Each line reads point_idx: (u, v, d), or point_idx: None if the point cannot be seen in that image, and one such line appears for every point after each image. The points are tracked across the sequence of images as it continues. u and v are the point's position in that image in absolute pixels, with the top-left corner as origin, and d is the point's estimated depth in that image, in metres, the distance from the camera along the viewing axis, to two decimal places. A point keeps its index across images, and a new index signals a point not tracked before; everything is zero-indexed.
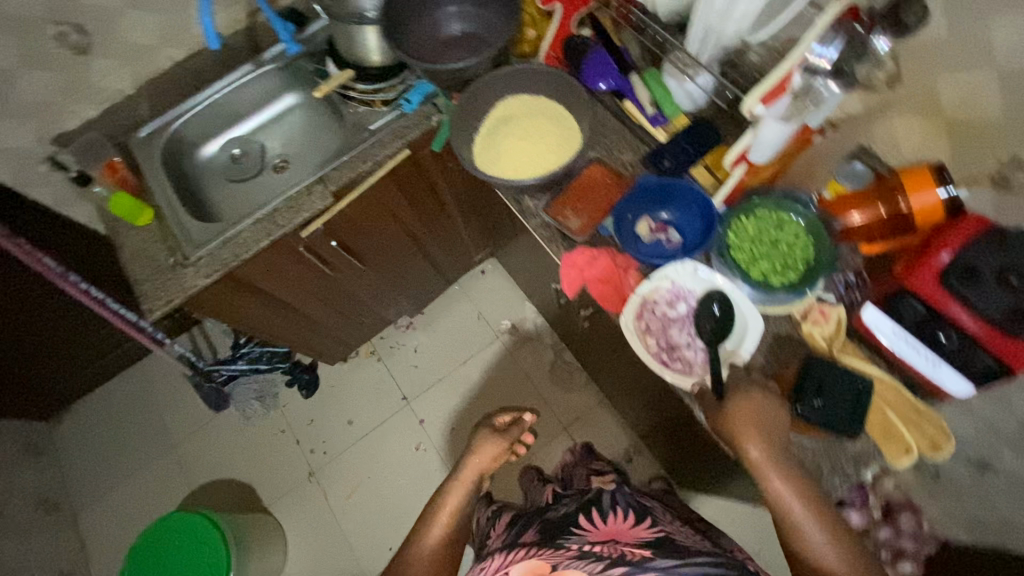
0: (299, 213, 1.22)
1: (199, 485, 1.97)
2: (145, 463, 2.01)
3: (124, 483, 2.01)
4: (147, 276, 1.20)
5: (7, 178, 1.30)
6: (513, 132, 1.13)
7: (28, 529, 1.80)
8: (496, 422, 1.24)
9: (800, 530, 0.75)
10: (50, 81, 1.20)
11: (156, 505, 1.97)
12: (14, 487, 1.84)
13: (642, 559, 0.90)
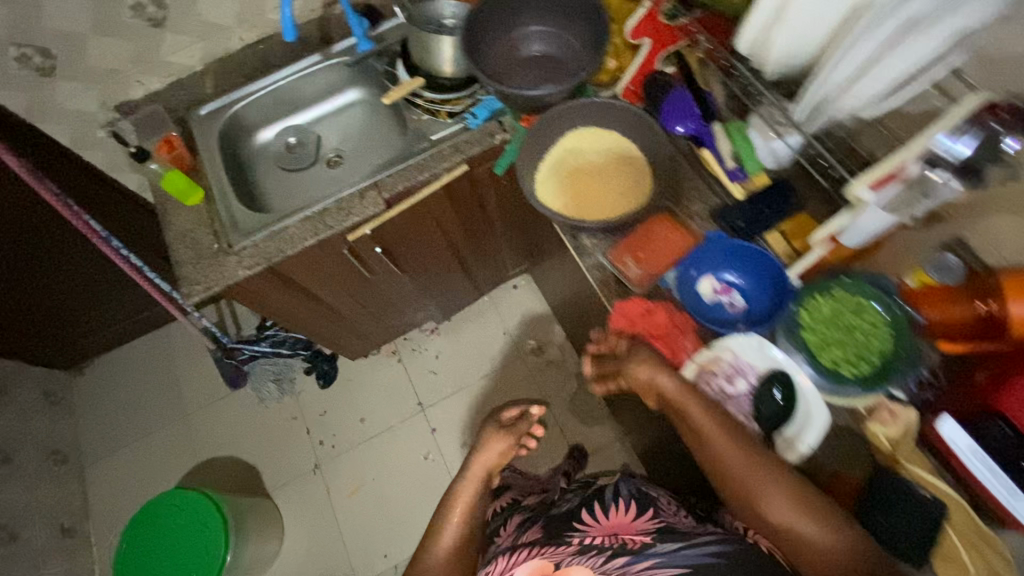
0: (349, 216, 1.19)
1: (205, 459, 1.97)
2: (156, 428, 2.01)
3: (133, 444, 2.02)
4: (189, 258, 1.19)
5: (66, 139, 1.29)
6: (579, 169, 1.09)
7: (37, 478, 1.82)
8: (502, 416, 1.14)
9: (721, 453, 0.81)
10: (121, 50, 1.19)
11: (160, 472, 1.97)
12: (29, 434, 1.86)
13: (643, 546, 0.86)
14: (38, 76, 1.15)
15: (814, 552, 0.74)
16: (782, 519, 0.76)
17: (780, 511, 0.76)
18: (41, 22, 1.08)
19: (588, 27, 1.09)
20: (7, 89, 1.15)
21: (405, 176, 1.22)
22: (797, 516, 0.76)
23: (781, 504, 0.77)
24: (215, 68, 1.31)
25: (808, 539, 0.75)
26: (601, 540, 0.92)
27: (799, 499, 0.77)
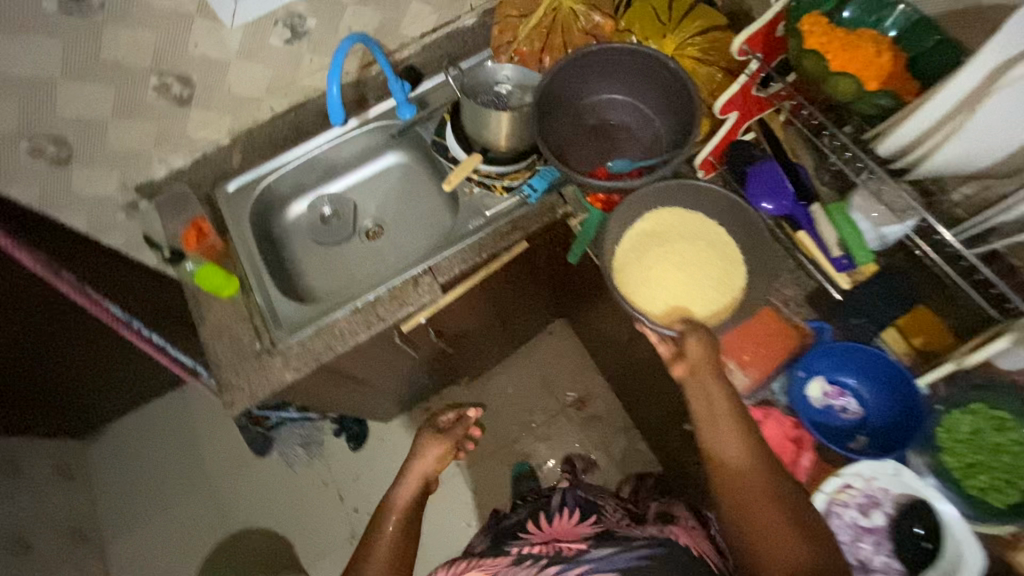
0: (403, 307, 1.09)
1: (233, 531, 1.85)
2: (179, 498, 1.90)
3: (155, 517, 1.89)
4: (229, 359, 1.07)
5: (83, 225, 1.17)
6: (663, 258, 0.97)
7: (58, 564, 1.69)
8: (439, 422, 1.21)
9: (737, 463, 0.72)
10: (143, 131, 1.06)
11: (186, 547, 1.85)
12: (44, 516, 1.73)
13: (579, 553, 0.85)
14: (53, 165, 1.03)
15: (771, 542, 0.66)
16: (749, 499, 0.69)
17: (753, 492, 0.69)
18: (56, 111, 0.95)
19: (678, 100, 0.97)
20: (18, 181, 1.02)
21: (462, 258, 1.11)
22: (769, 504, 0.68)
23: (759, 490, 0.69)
24: (243, 140, 1.20)
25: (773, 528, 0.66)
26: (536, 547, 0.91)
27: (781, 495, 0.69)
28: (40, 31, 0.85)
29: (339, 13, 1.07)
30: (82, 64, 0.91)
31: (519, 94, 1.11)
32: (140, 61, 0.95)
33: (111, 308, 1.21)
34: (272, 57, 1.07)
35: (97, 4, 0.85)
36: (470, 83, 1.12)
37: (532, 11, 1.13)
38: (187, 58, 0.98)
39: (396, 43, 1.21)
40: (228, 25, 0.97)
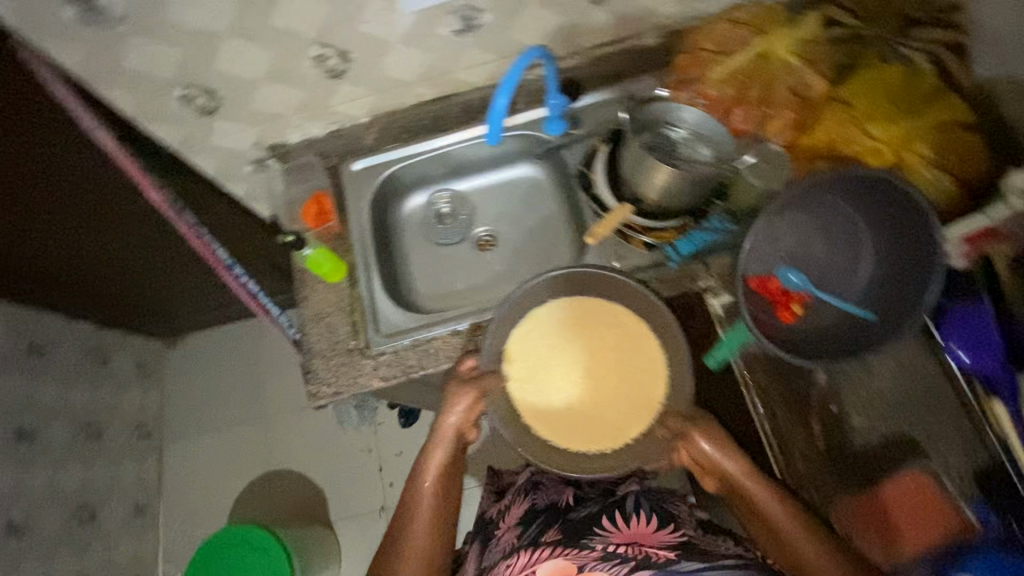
0: None
1: (277, 468, 1.92)
2: (235, 422, 1.99)
3: (211, 433, 1.99)
4: (320, 348, 1.03)
5: (211, 171, 1.15)
6: (554, 384, 0.92)
7: (121, 455, 1.82)
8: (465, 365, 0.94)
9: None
10: (289, 96, 1.01)
11: (231, 470, 1.94)
12: (118, 408, 1.85)
13: (668, 562, 0.79)
14: (198, 115, 1.00)
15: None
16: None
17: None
18: (213, 66, 0.91)
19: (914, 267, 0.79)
20: (163, 123, 1.00)
21: None
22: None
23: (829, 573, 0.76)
24: (382, 120, 1.13)
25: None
26: (627, 552, 0.83)
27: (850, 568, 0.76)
28: None
29: (517, 11, 0.95)
30: (249, 25, 0.85)
31: (691, 147, 0.96)
32: (305, 31, 0.88)
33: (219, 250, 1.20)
34: (435, 46, 0.98)
35: None
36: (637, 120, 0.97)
37: (733, 50, 0.96)
38: (352, 35, 0.91)
39: (564, 49, 1.08)
40: (402, 7, 0.88)
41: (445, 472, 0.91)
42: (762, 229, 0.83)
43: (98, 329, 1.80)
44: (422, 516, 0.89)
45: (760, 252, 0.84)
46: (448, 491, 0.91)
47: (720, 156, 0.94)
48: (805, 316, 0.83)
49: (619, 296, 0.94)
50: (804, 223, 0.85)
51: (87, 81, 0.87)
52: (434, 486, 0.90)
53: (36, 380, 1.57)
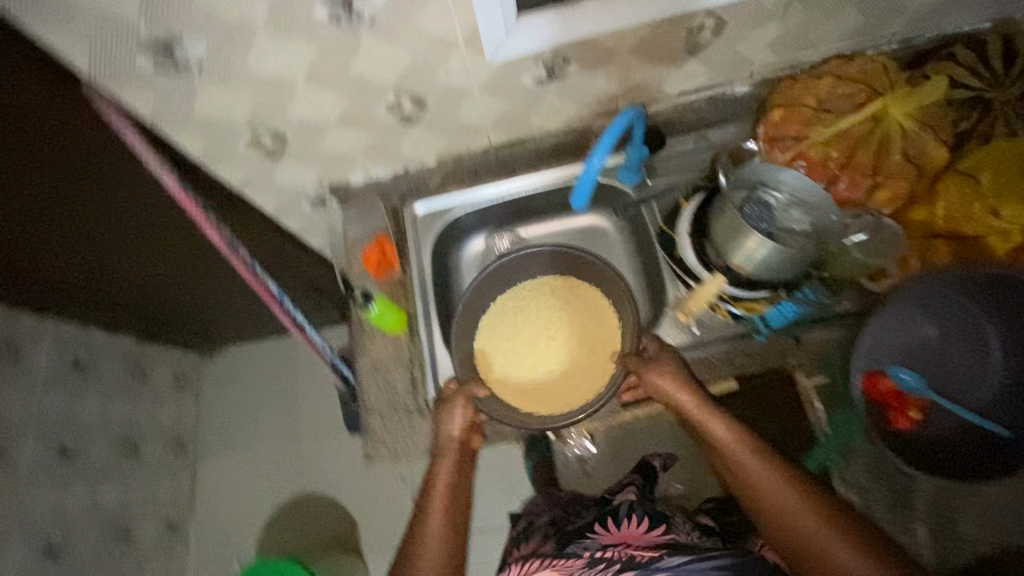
0: (573, 414, 0.94)
1: (310, 491, 1.90)
2: (270, 441, 1.97)
3: (245, 450, 1.97)
4: (377, 404, 0.98)
5: (270, 207, 1.12)
6: (503, 366, 1.03)
7: (156, 470, 1.81)
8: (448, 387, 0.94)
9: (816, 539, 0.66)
10: (357, 138, 0.96)
11: (263, 490, 1.92)
12: (156, 422, 1.84)
13: (652, 558, 0.71)
14: (264, 156, 0.95)
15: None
16: (808, 544, 0.66)
17: (808, 541, 0.66)
18: (285, 111, 0.86)
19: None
20: (228, 164, 0.95)
21: None
22: (836, 547, 0.65)
23: (813, 525, 0.67)
24: (449, 162, 1.07)
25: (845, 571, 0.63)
26: (608, 553, 0.75)
27: (841, 526, 0.66)
28: (301, 37, 0.73)
29: (607, 59, 0.88)
30: (327, 73, 0.80)
31: (792, 214, 0.88)
32: (384, 79, 0.83)
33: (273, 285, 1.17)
34: (515, 93, 0.92)
35: (367, 20, 0.72)
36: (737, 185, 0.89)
37: (842, 110, 0.88)
38: (432, 83, 0.85)
39: (647, 97, 1.01)
40: (487, 58, 0.82)
41: (454, 471, 0.86)
42: (879, 325, 0.83)
43: (140, 345, 1.79)
44: (432, 513, 0.80)
45: (874, 349, 0.82)
46: (457, 489, 0.84)
47: (823, 226, 0.87)
48: (924, 422, 0.80)
49: (545, 273, 1.07)
50: (918, 321, 0.83)
51: (156, 126, 0.83)
52: (444, 483, 0.84)
53: (79, 399, 1.57)
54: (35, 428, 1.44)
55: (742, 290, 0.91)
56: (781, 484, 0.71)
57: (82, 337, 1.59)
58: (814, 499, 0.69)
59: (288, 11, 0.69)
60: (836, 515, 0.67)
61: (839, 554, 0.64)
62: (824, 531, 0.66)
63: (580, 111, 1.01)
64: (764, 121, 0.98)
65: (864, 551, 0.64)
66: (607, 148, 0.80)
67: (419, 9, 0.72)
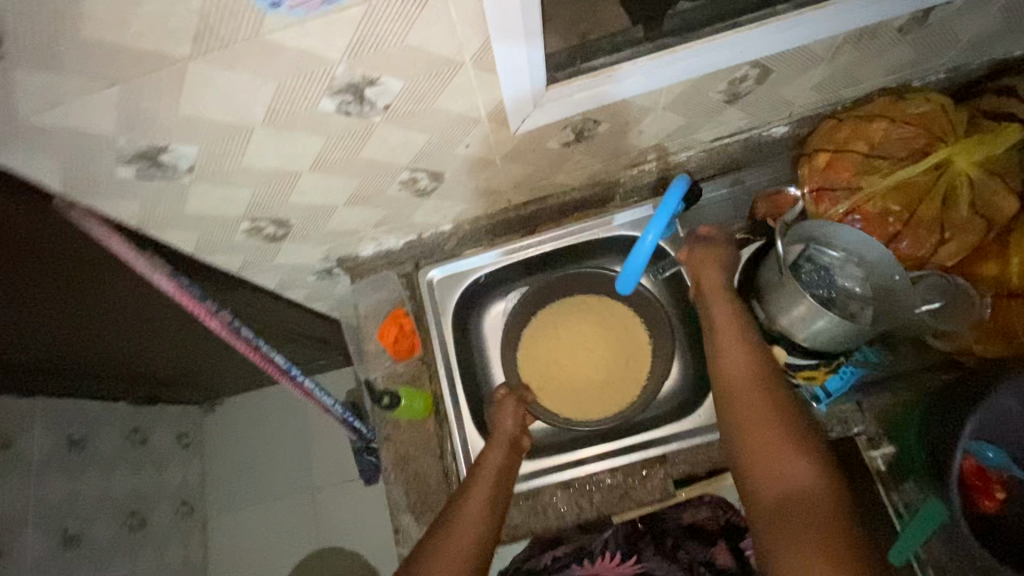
0: (625, 500, 0.87)
1: (330, 546, 1.82)
2: (284, 494, 1.89)
3: (258, 505, 1.88)
4: (410, 500, 0.91)
5: (272, 284, 1.02)
6: (538, 376, 0.98)
7: (166, 537, 1.71)
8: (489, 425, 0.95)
9: (780, 464, 0.63)
10: (367, 215, 0.87)
11: (280, 546, 1.83)
12: (161, 486, 1.74)
13: None
14: (265, 242, 0.86)
15: (783, 488, 0.61)
16: (761, 453, 0.65)
17: (765, 442, 0.65)
18: (288, 200, 0.77)
19: None
20: (225, 253, 0.86)
21: (709, 456, 0.88)
22: (786, 457, 0.63)
23: (772, 433, 0.66)
24: (466, 226, 0.99)
25: (787, 477, 0.62)
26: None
27: (800, 443, 0.64)
28: (306, 130, 0.64)
29: (640, 118, 0.80)
30: (336, 161, 0.71)
31: (847, 272, 0.82)
32: (399, 159, 0.74)
33: (277, 361, 1.08)
34: (539, 158, 0.84)
35: (382, 107, 0.63)
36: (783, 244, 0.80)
37: (899, 156, 0.81)
38: (451, 157, 0.77)
39: (679, 146, 0.93)
40: (513, 129, 0.74)
41: (499, 468, 0.83)
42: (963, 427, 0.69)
43: (137, 409, 1.68)
44: (467, 499, 0.77)
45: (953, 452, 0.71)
46: (497, 486, 0.80)
47: (884, 285, 0.79)
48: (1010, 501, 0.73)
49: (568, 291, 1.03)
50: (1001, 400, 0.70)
51: (143, 228, 0.73)
52: (486, 477, 0.81)
53: (77, 479, 1.47)
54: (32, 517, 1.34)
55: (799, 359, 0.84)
56: (761, 396, 0.70)
57: (78, 410, 1.50)
58: (793, 420, 0.67)
59: (291, 108, 0.60)
60: (798, 430, 0.65)
61: (787, 464, 0.63)
62: (783, 444, 0.64)
63: (607, 167, 0.93)
64: (805, 165, 0.91)
65: (808, 466, 0.62)
66: (661, 227, 0.72)
67: (441, 92, 0.63)
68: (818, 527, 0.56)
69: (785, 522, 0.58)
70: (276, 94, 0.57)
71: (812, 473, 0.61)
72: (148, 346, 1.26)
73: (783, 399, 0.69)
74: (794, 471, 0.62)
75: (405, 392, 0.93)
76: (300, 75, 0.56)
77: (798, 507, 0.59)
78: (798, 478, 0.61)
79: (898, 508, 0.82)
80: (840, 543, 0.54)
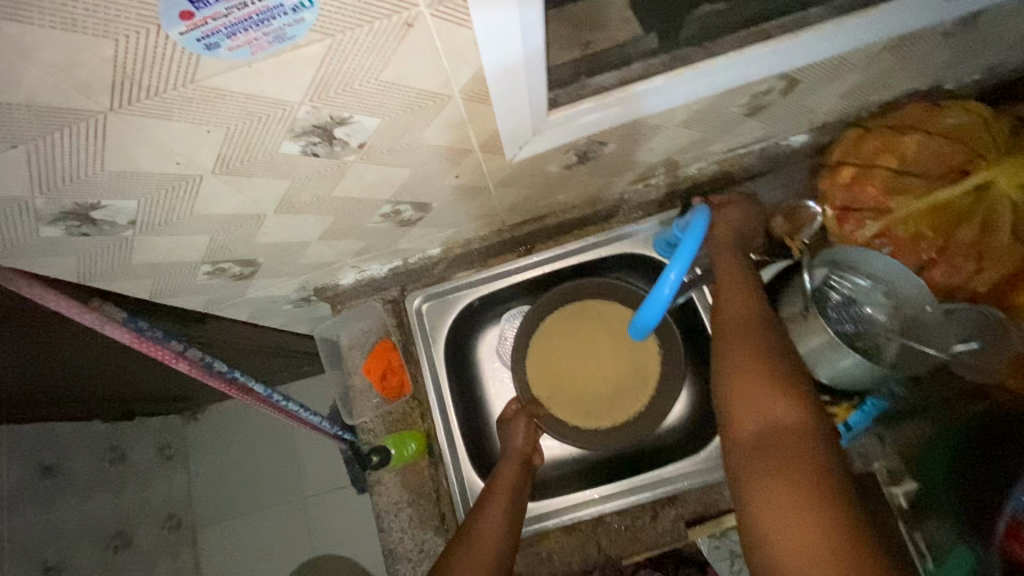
0: (634, 543, 0.83)
1: (323, 555, 1.70)
2: (271, 505, 1.75)
3: (246, 517, 1.75)
4: (406, 548, 0.85)
5: (244, 316, 0.93)
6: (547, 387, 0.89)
7: (152, 556, 1.60)
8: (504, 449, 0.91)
9: (763, 398, 0.55)
10: (347, 247, 0.78)
11: (269, 562, 1.70)
12: (145, 502, 1.64)
13: None
14: (232, 281, 0.77)
15: (762, 424, 0.54)
16: (741, 388, 0.57)
17: (747, 377, 0.58)
18: (253, 241, 0.67)
19: None
20: (187, 295, 0.77)
21: (721, 495, 0.83)
22: (767, 390, 0.56)
23: (754, 367, 0.58)
24: (456, 251, 0.91)
25: (768, 412, 0.54)
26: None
27: (779, 379, 0.56)
28: (266, 174, 0.54)
29: (649, 137, 0.72)
30: (306, 202, 0.61)
31: (874, 299, 0.74)
32: (379, 194, 0.65)
33: (259, 390, 0.99)
34: (536, 181, 0.75)
35: (355, 146, 0.53)
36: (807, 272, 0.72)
37: (934, 174, 0.73)
38: (438, 188, 0.68)
39: (689, 159, 0.85)
40: (508, 158, 0.65)
41: (514, 488, 0.80)
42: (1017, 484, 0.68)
43: (112, 427, 1.56)
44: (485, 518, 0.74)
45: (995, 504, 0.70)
46: (513, 506, 0.78)
47: (913, 317, 0.72)
48: None
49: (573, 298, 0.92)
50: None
51: (85, 278, 0.63)
52: (501, 494, 0.79)
53: (51, 506, 1.37)
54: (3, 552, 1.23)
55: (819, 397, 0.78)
56: (749, 333, 0.63)
57: (48, 435, 1.37)
58: (785, 360, 0.59)
59: (245, 153, 0.50)
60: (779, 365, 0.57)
61: (769, 398, 0.55)
62: (765, 379, 0.56)
63: (610, 183, 0.84)
64: (827, 180, 0.83)
65: (792, 401, 0.54)
66: (685, 265, 0.65)
67: (424, 126, 0.54)
68: (795, 466, 0.49)
69: (762, 459, 0.51)
70: (225, 139, 0.47)
71: (795, 407, 0.53)
72: (116, 372, 1.17)
73: (774, 338, 0.62)
74: (773, 402, 0.54)
75: (391, 442, 0.89)
76: (250, 119, 0.46)
77: (777, 442, 0.52)
78: (779, 414, 0.54)
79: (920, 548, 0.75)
80: (813, 484, 0.47)
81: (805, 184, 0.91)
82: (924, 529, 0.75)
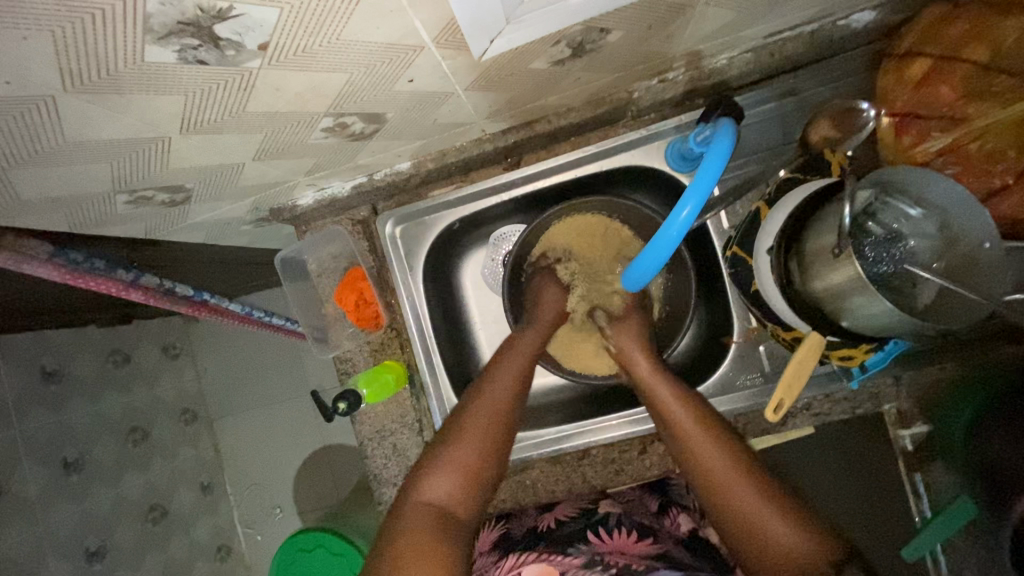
0: (619, 476, 0.82)
1: (332, 443, 1.75)
2: (276, 402, 1.78)
3: (255, 412, 1.79)
4: (392, 477, 0.84)
5: (200, 238, 0.83)
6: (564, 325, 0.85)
7: (174, 445, 1.63)
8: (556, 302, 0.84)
9: (739, 517, 0.55)
10: (293, 165, 0.65)
11: (279, 453, 1.78)
12: (159, 398, 1.64)
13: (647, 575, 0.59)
14: (162, 207, 0.66)
15: (771, 553, 0.52)
16: (728, 505, 0.56)
17: (732, 497, 0.56)
18: (169, 166, 0.55)
19: None
20: (117, 224, 0.66)
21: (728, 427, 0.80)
22: (768, 519, 0.53)
23: (735, 489, 0.56)
24: (429, 165, 0.78)
25: (780, 547, 0.52)
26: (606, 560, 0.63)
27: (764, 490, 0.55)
28: (145, 90, 0.41)
29: (668, 20, 0.55)
30: (217, 119, 0.48)
31: (922, 230, 0.62)
32: (314, 107, 0.51)
33: (233, 309, 0.93)
34: (518, 82, 0.59)
35: (256, 49, 0.39)
36: (851, 198, 0.56)
37: None
38: (389, 96, 0.54)
39: (719, 47, 0.67)
40: (477, 59, 0.50)
41: (509, 400, 0.67)
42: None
43: (108, 330, 1.46)
44: (472, 426, 0.64)
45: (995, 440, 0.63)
46: (503, 417, 0.66)
47: (967, 255, 0.59)
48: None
49: (560, 223, 0.84)
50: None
51: None
52: (498, 406, 0.66)
53: (64, 409, 1.30)
54: (25, 452, 1.17)
55: (841, 340, 0.65)
56: (736, 474, 0.57)
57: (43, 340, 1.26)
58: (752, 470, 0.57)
59: (101, 64, 0.36)
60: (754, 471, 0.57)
61: (757, 517, 0.54)
62: (752, 495, 0.55)
63: (615, 80, 0.68)
64: (891, 75, 0.65)
65: (788, 524, 0.52)
66: (703, 196, 0.54)
67: (347, 15, 0.39)
68: None
69: None
70: (61, 42, 0.34)
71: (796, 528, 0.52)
72: (80, 289, 1.08)
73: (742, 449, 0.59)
74: (776, 527, 0.52)
75: (362, 381, 0.81)
76: (77, 16, 0.32)
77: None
78: (783, 546, 0.52)
79: (916, 486, 0.77)
80: None
81: (856, 80, 0.73)
82: (926, 472, 0.76)
